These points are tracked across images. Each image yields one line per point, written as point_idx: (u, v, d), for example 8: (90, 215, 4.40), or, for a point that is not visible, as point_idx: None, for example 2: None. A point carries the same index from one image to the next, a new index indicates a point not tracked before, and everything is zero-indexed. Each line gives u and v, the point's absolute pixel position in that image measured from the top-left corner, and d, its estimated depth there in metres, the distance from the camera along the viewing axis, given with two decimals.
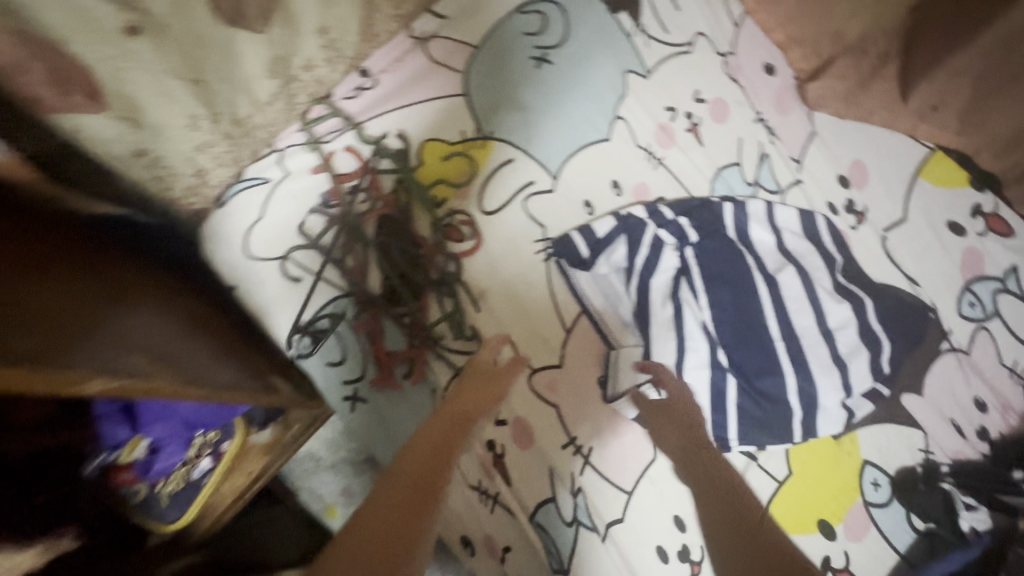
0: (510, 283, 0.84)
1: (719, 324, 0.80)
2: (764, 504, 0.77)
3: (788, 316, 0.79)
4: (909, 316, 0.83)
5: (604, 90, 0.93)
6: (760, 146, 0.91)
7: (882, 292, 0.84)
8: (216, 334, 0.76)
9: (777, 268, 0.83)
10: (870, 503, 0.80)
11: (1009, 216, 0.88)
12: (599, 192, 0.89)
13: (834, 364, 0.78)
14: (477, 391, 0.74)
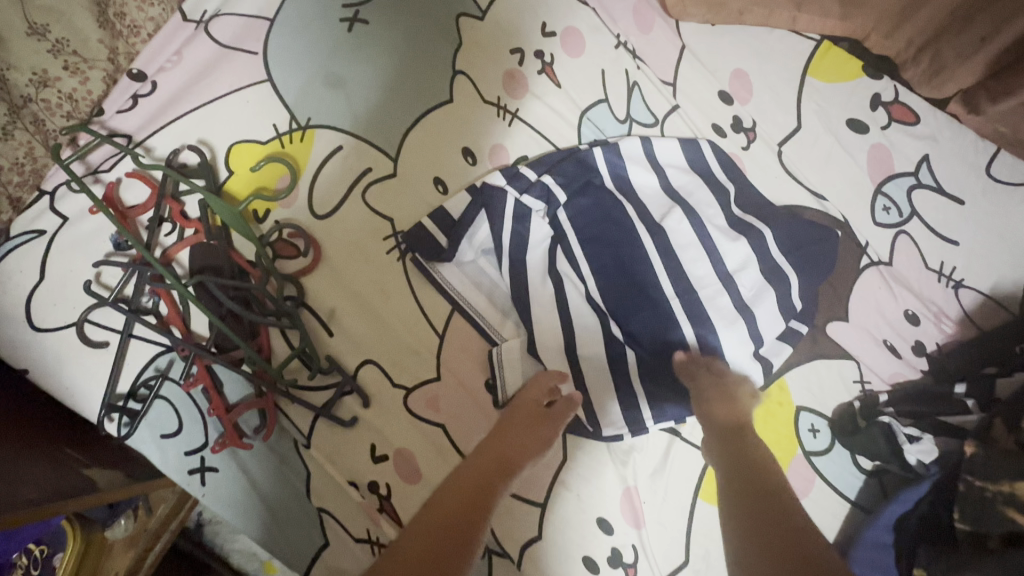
0: (363, 294, 0.71)
1: (608, 291, 0.69)
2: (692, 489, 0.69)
3: (680, 265, 0.69)
4: (818, 240, 0.72)
5: (436, 42, 0.78)
6: (626, 75, 0.78)
7: (782, 218, 0.73)
8: (31, 429, 0.64)
9: (664, 213, 0.72)
10: (811, 453, 0.71)
11: (913, 100, 0.77)
12: (450, 165, 0.75)
13: (737, 310, 0.68)
14: (520, 440, 0.64)
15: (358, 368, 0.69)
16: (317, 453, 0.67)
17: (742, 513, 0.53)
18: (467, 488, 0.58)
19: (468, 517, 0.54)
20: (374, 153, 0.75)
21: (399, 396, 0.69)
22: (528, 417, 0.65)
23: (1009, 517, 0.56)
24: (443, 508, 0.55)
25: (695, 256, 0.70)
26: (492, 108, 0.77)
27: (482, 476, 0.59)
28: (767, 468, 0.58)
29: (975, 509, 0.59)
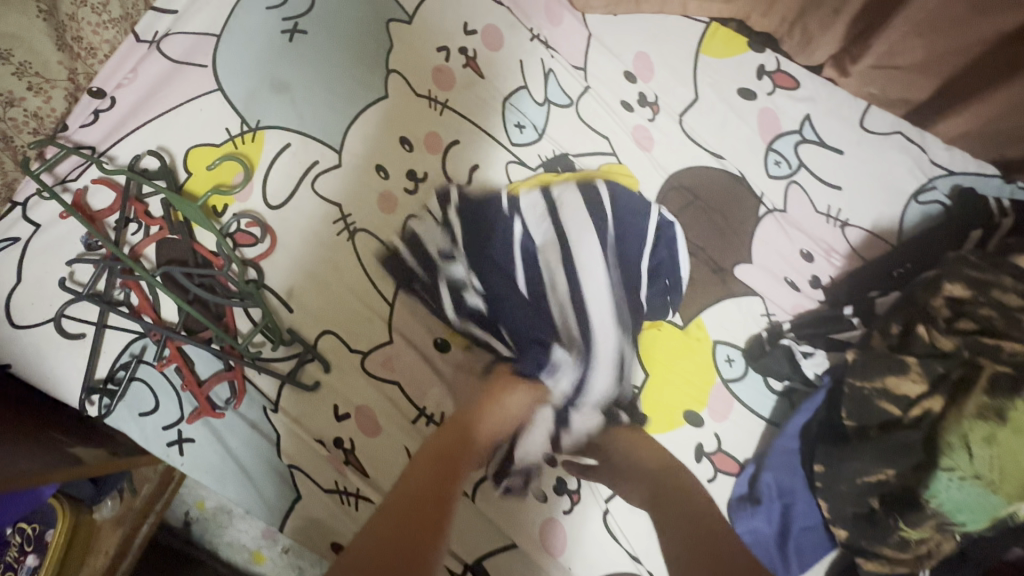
0: (318, 274, 0.79)
1: (518, 307, 0.77)
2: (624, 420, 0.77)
3: (582, 295, 0.78)
4: (722, 195, 0.86)
5: (370, 44, 0.86)
6: (542, 63, 0.88)
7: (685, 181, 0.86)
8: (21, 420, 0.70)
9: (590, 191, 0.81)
10: (728, 380, 0.80)
11: (793, 69, 0.89)
12: (389, 154, 0.84)
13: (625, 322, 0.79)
14: (484, 419, 0.74)
15: (318, 338, 0.77)
16: (285, 417, 0.74)
17: (660, 509, 0.74)
18: (432, 473, 0.72)
19: (435, 500, 0.71)
20: (320, 147, 0.83)
21: (357, 360, 0.77)
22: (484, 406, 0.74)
23: (883, 407, 0.67)
24: (410, 496, 0.70)
25: (594, 277, 0.78)
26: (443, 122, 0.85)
27: (445, 464, 0.72)
28: (676, 475, 0.77)
29: (857, 407, 0.68)
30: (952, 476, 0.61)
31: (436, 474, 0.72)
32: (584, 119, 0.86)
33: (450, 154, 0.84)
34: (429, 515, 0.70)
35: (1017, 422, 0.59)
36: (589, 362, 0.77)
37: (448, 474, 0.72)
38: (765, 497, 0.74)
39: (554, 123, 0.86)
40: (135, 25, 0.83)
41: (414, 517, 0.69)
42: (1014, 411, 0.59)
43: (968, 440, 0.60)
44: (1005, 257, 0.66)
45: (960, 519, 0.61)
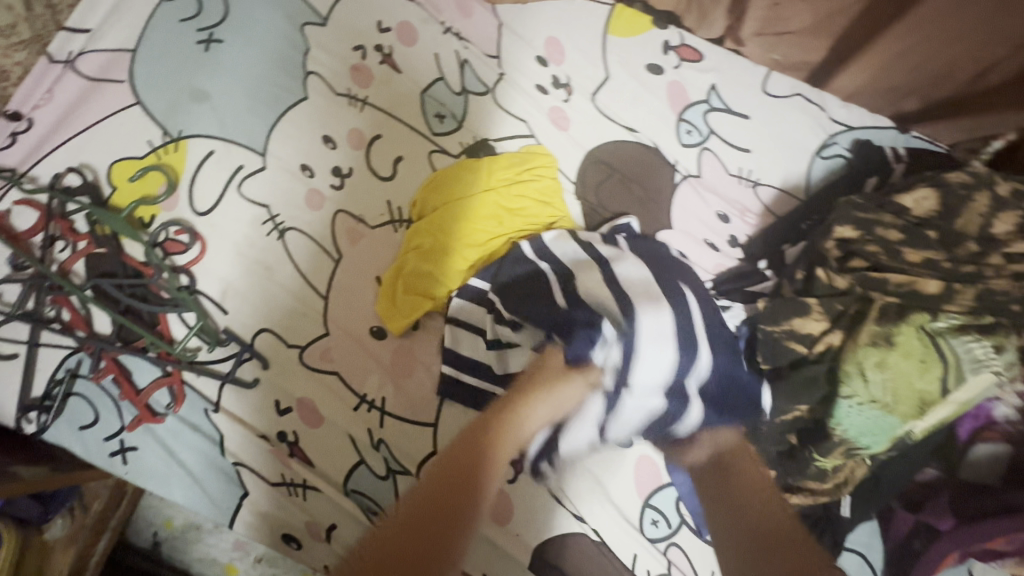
0: (251, 275, 0.81)
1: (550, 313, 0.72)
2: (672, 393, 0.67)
3: (611, 269, 0.72)
4: (635, 162, 0.89)
5: (285, 48, 0.89)
6: (456, 54, 0.91)
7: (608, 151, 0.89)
8: None
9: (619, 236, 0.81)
10: None
11: (695, 42, 0.94)
12: (313, 152, 0.85)
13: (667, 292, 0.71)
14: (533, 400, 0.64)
15: (255, 336, 0.78)
16: (226, 416, 0.76)
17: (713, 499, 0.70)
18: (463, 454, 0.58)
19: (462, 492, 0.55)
20: (244, 152, 0.85)
21: (295, 355, 0.78)
22: (530, 391, 0.65)
23: (790, 347, 0.70)
24: (433, 483, 0.56)
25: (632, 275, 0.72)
26: (463, 213, 0.81)
27: (473, 444, 0.59)
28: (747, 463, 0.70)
29: (769, 348, 0.71)
30: (852, 403, 0.65)
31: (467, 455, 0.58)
32: (502, 105, 0.90)
33: (373, 148, 0.86)
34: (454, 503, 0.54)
35: (903, 345, 0.64)
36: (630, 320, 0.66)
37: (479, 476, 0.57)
38: None
39: (473, 111, 0.89)
40: (49, 47, 0.85)
41: (432, 506, 0.54)
42: (899, 336, 0.64)
43: (863, 367, 0.65)
44: (888, 199, 0.70)
45: (863, 441, 0.66)
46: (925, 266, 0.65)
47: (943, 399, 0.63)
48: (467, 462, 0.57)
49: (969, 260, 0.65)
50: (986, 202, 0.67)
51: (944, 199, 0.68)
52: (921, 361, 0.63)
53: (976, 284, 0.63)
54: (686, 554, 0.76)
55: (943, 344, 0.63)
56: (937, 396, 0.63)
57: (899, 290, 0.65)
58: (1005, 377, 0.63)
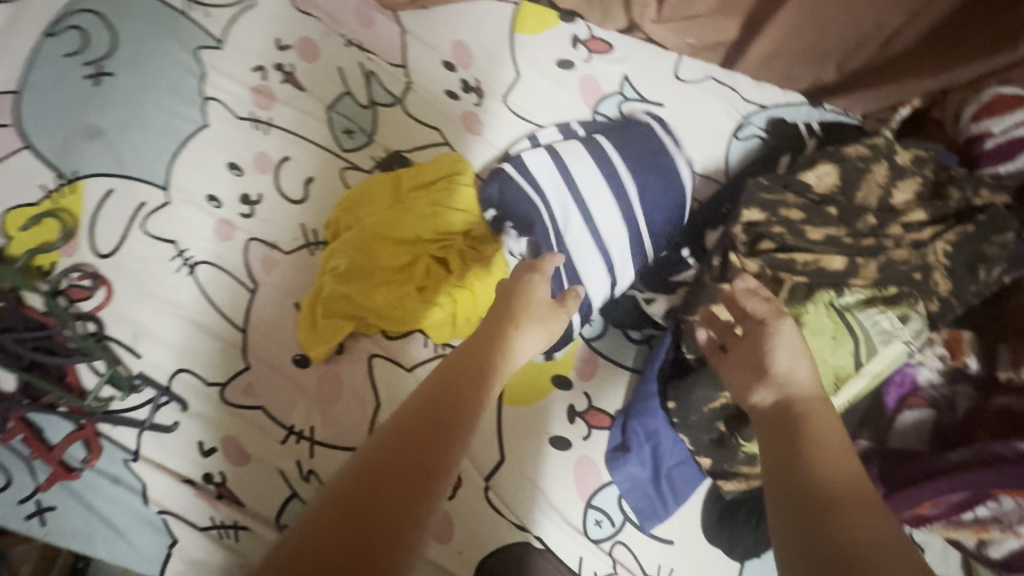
0: (163, 314, 0.78)
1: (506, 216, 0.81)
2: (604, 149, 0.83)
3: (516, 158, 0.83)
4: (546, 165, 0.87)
5: (180, 75, 0.85)
6: (361, 67, 0.88)
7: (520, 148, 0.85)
8: None
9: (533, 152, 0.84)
10: (591, 339, 0.83)
11: (604, 34, 0.93)
12: (218, 181, 0.83)
13: (601, 166, 0.82)
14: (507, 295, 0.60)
15: (173, 377, 0.76)
16: (147, 463, 0.73)
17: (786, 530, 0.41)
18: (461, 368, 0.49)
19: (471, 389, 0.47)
20: (146, 187, 0.81)
21: (215, 394, 0.76)
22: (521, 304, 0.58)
23: None
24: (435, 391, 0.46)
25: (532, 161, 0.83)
26: (381, 236, 0.80)
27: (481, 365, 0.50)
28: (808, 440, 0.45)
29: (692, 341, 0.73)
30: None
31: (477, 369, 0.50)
32: (413, 114, 0.88)
33: (281, 171, 0.84)
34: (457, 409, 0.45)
35: (811, 326, 0.63)
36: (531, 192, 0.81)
37: (474, 404, 0.46)
38: (635, 443, 0.77)
39: (383, 125, 0.87)
40: None
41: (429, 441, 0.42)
42: (812, 313, 0.63)
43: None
44: (793, 176, 0.70)
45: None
46: (828, 243, 0.66)
47: (854, 374, 0.63)
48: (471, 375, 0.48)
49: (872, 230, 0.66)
50: (883, 175, 0.68)
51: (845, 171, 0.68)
52: (830, 340, 0.63)
53: (878, 256, 0.64)
54: (631, 550, 0.75)
55: (850, 319, 0.63)
56: (847, 373, 0.63)
57: (807, 267, 0.65)
58: (913, 346, 0.64)
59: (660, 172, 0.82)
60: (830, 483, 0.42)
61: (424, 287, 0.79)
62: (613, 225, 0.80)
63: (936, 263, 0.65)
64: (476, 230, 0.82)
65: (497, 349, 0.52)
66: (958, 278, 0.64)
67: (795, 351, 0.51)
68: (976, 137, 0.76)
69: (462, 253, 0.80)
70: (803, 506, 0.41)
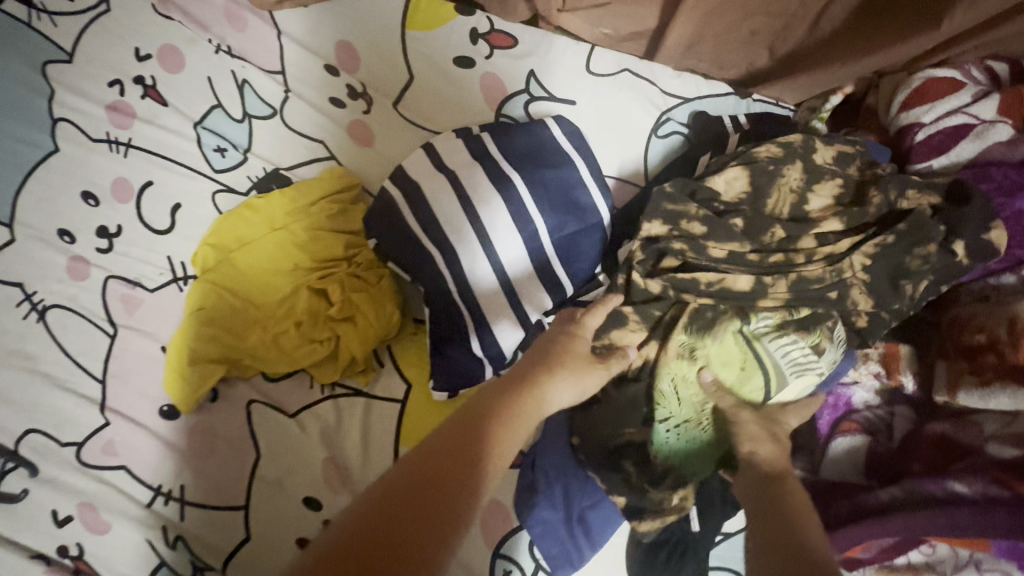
0: (8, 368, 0.69)
1: (389, 240, 0.71)
2: (502, 160, 0.72)
3: (403, 170, 0.73)
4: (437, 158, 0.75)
5: (25, 94, 0.76)
6: (233, 75, 0.79)
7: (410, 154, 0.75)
8: None
9: (428, 162, 0.73)
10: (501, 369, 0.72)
11: (507, 27, 0.83)
12: (71, 213, 0.73)
13: (495, 182, 0.71)
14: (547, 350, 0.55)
15: (20, 440, 0.67)
16: None
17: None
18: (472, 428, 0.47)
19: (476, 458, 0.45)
20: None
21: (70, 455, 0.68)
22: (546, 367, 0.53)
23: None
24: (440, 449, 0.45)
25: (421, 170, 0.73)
26: (255, 267, 0.72)
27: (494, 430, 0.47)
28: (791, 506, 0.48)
29: None
30: (667, 427, 0.61)
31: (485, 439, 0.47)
32: (293, 127, 0.78)
33: (144, 198, 0.75)
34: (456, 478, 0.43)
35: (712, 355, 0.61)
36: (424, 212, 0.70)
37: (477, 476, 0.44)
38: (544, 483, 0.70)
39: (260, 140, 0.78)
40: None
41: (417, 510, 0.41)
42: (715, 340, 0.61)
43: (674, 382, 0.61)
44: (699, 183, 0.63)
45: (686, 468, 0.62)
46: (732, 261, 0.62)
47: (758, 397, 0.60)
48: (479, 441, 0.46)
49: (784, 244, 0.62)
50: (793, 183, 0.64)
51: (755, 180, 0.63)
52: (732, 370, 0.61)
53: (787, 274, 0.61)
54: None
55: (757, 345, 0.61)
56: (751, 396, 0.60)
57: (710, 288, 0.61)
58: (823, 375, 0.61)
59: (565, 187, 0.72)
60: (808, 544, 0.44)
61: (303, 322, 0.70)
62: (511, 246, 0.70)
63: (853, 279, 0.61)
64: (361, 254, 0.73)
65: (516, 411, 0.49)
66: (880, 293, 0.60)
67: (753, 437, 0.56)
68: (905, 128, 0.70)
69: (344, 281, 0.71)
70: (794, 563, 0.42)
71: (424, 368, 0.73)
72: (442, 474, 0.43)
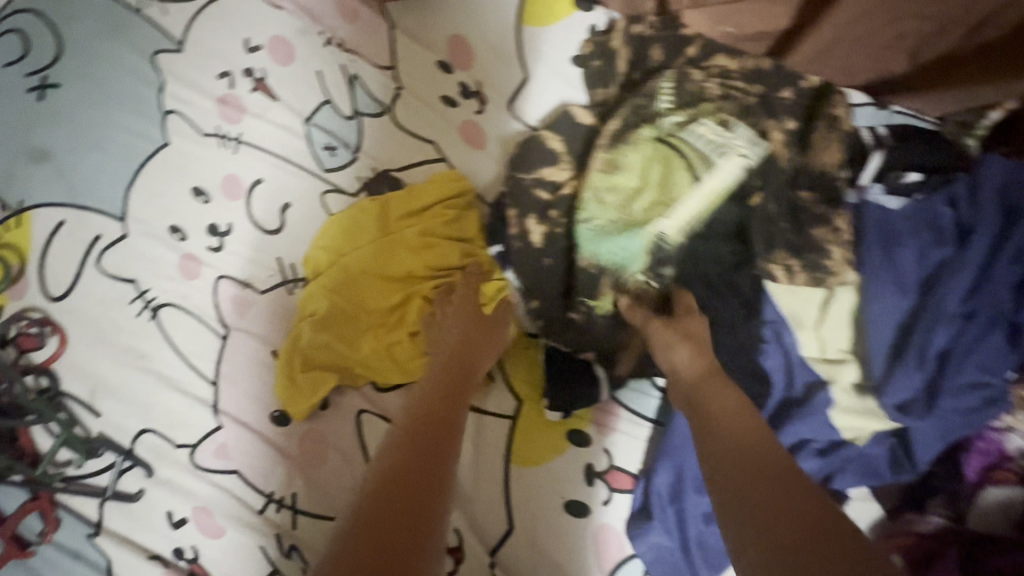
0: (124, 366, 0.68)
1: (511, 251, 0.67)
2: (628, 165, 0.67)
3: (523, 178, 0.69)
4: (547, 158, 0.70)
5: (136, 85, 0.74)
6: (342, 70, 0.76)
7: (527, 155, 0.70)
8: None
9: (551, 171, 0.69)
10: (617, 399, 0.72)
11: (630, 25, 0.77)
12: (181, 209, 0.72)
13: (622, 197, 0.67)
14: (455, 338, 0.65)
15: (136, 440, 0.67)
16: (111, 538, 0.65)
17: (724, 483, 0.44)
18: (415, 433, 0.53)
19: (431, 445, 0.52)
20: (100, 218, 0.71)
21: (184, 457, 0.67)
22: (451, 365, 0.62)
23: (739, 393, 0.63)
24: (396, 462, 0.49)
25: (541, 179, 0.69)
26: (365, 272, 0.69)
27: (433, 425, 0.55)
28: (717, 400, 0.51)
29: None
30: (591, 227, 0.66)
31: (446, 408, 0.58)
32: (403, 126, 0.75)
33: (254, 196, 0.73)
34: (429, 456, 0.51)
35: (646, 180, 0.67)
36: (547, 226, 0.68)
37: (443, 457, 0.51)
38: (658, 508, 0.67)
39: (369, 138, 0.75)
40: None
41: (410, 487, 0.47)
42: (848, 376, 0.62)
43: (597, 191, 0.67)
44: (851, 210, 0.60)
45: (620, 260, 0.65)
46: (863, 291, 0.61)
47: (688, 197, 0.65)
48: (425, 439, 0.53)
49: (935, 265, 0.60)
50: (939, 204, 0.62)
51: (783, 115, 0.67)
52: (661, 191, 0.66)
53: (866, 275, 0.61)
54: None
55: (674, 140, 0.66)
56: (681, 199, 0.65)
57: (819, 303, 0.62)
58: (750, 159, 0.66)
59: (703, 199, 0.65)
60: (736, 440, 0.47)
61: (417, 333, 0.68)
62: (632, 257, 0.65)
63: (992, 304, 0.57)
64: (479, 264, 0.70)
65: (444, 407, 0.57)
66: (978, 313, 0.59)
67: (670, 342, 0.58)
68: None
69: (462, 295, 0.69)
70: (728, 462, 0.45)
71: (538, 384, 0.71)
72: (415, 459, 0.50)
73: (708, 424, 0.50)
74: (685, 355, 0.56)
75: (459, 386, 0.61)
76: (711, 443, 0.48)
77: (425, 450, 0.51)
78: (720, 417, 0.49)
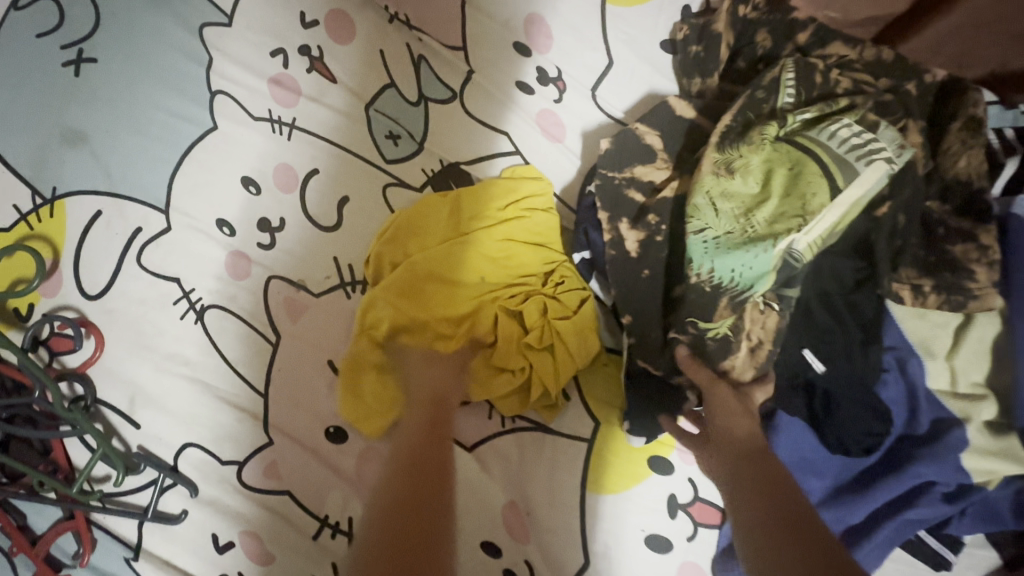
0: (165, 372, 0.62)
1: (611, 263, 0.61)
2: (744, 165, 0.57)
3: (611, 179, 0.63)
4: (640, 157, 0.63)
5: (181, 61, 0.67)
6: (408, 51, 0.70)
7: (617, 152, 0.64)
8: None
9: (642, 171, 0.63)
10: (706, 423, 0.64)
11: None
12: (229, 200, 0.65)
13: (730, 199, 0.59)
14: (422, 378, 0.61)
15: (179, 454, 0.61)
16: (151, 560, 0.60)
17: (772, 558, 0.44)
18: (404, 495, 0.50)
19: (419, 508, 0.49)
20: (141, 209, 0.64)
21: (230, 475, 0.61)
22: (429, 412, 0.58)
23: (855, 426, 0.56)
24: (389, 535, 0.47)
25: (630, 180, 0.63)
26: (434, 274, 0.62)
27: (418, 482, 0.51)
28: (767, 470, 0.50)
29: (839, 437, 0.56)
30: (705, 238, 0.56)
31: (437, 452, 0.55)
32: (474, 114, 0.68)
33: (309, 189, 0.66)
34: (415, 524, 0.47)
35: (768, 188, 0.56)
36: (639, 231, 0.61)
37: (431, 521, 0.48)
38: None
39: (436, 128, 0.68)
40: None
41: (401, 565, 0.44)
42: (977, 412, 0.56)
43: (710, 196, 0.57)
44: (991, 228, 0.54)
45: (745, 281, 0.55)
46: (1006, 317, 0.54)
47: (828, 210, 0.53)
48: (411, 500, 0.49)
49: None
50: None
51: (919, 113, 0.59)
52: (791, 201, 0.55)
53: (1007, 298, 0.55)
54: None
55: (801, 139, 0.57)
56: (818, 211, 0.53)
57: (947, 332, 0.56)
58: (896, 165, 0.55)
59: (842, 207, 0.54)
60: (790, 516, 0.46)
61: (492, 345, 0.62)
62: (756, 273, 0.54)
63: None
64: (559, 271, 0.64)
65: (430, 459, 0.54)
66: None
67: (729, 412, 0.54)
68: None
69: (543, 304, 0.62)
70: (782, 539, 0.44)
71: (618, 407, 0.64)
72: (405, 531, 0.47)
73: (753, 496, 0.48)
74: (744, 427, 0.53)
75: (434, 433, 0.56)
76: (758, 516, 0.47)
77: (411, 514, 0.48)
78: (768, 489, 0.48)
